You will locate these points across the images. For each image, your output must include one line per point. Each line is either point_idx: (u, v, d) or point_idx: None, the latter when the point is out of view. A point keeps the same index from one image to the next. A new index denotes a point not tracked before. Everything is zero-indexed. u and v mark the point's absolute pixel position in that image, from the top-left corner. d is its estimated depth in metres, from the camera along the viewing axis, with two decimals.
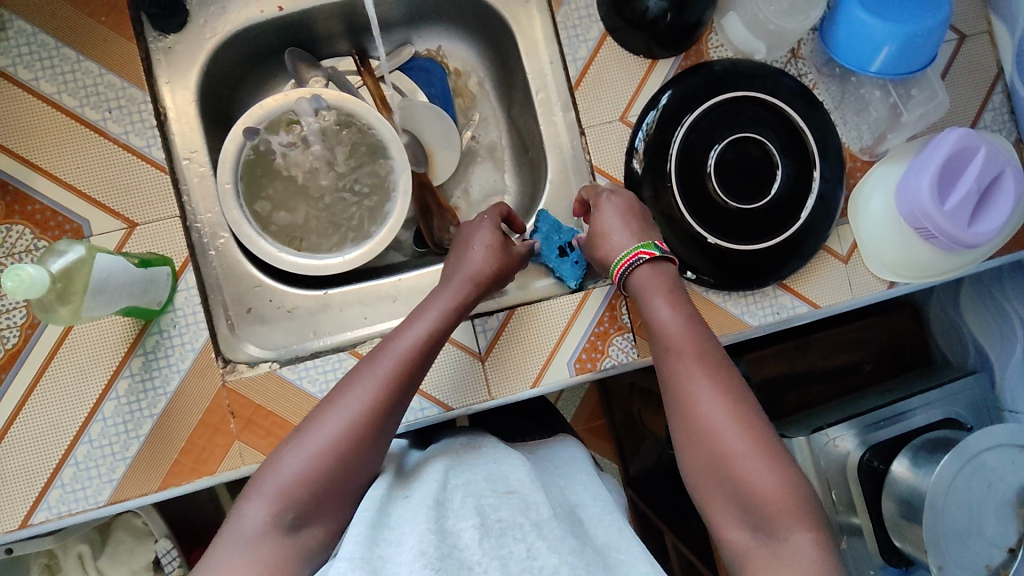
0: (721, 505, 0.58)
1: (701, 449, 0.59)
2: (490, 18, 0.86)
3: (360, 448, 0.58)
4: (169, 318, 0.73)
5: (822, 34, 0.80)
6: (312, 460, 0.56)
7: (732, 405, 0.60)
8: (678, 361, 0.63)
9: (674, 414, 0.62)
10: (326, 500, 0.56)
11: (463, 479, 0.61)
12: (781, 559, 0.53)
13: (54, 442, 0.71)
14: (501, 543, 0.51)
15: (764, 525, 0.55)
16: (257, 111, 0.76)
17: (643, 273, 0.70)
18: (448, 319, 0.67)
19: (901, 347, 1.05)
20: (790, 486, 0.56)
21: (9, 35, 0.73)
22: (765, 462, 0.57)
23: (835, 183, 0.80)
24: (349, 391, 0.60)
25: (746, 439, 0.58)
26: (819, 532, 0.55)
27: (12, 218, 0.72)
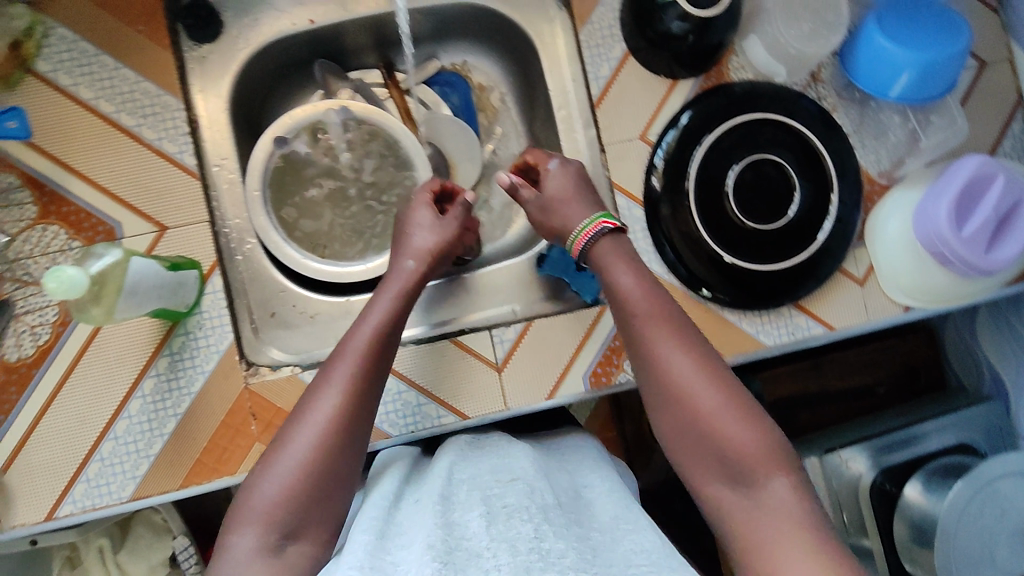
0: (701, 465, 0.59)
1: (676, 415, 0.60)
2: (515, 35, 0.88)
3: (334, 456, 0.58)
4: (195, 320, 0.76)
5: (843, 58, 0.81)
6: (288, 479, 0.56)
7: (702, 363, 0.61)
8: (645, 325, 0.64)
9: (650, 388, 0.63)
10: (311, 514, 0.57)
11: (468, 474, 0.63)
12: (764, 508, 0.54)
13: (81, 437, 0.73)
14: (506, 525, 0.52)
15: (744, 476, 0.56)
16: (286, 121, 0.78)
17: (606, 244, 0.70)
18: (398, 309, 0.68)
19: (915, 369, 1.06)
20: (765, 437, 0.57)
21: (51, 42, 0.75)
22: (739, 417, 0.58)
23: (852, 206, 0.81)
24: (312, 405, 0.60)
25: (717, 393, 0.59)
26: (797, 475, 0.56)
27: (48, 219, 0.75)
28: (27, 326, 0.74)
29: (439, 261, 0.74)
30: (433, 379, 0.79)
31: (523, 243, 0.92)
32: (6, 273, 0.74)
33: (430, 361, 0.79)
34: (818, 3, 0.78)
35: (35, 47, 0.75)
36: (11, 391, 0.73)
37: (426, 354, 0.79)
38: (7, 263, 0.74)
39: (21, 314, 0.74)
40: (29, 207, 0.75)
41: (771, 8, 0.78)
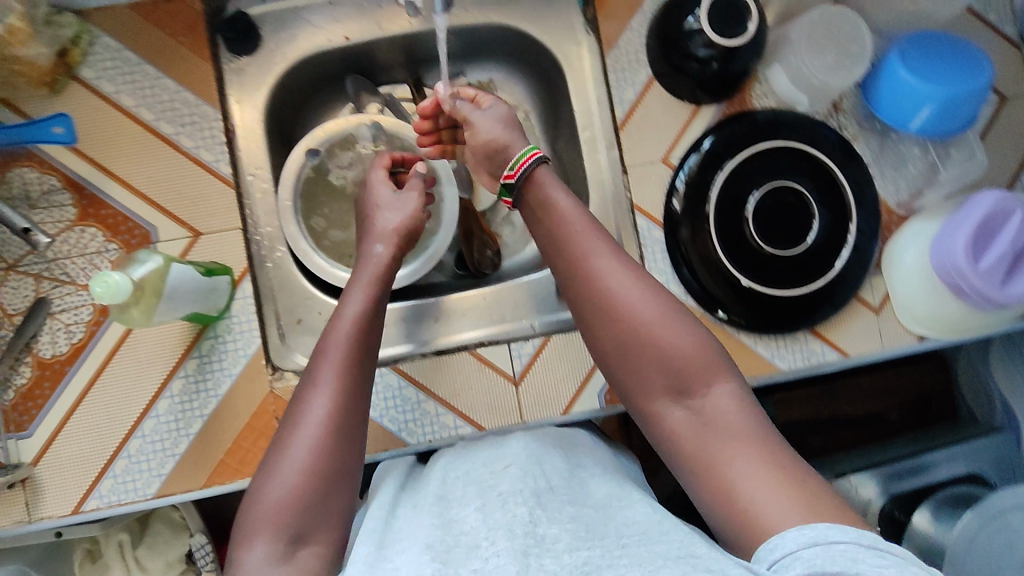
0: (641, 379, 0.60)
1: (617, 332, 0.60)
2: (543, 57, 0.90)
3: (336, 455, 0.58)
4: (225, 324, 0.78)
5: (865, 90, 0.83)
6: (292, 484, 0.56)
7: (642, 281, 0.61)
8: (582, 247, 0.63)
9: (589, 308, 0.62)
10: (318, 515, 0.56)
11: (461, 470, 0.65)
12: (709, 412, 0.56)
13: (111, 434, 0.76)
14: (501, 509, 0.54)
15: (686, 385, 0.58)
16: (320, 134, 0.83)
17: (543, 173, 0.68)
18: (376, 296, 0.68)
19: (928, 398, 1.07)
20: (703, 344, 0.59)
21: (95, 50, 0.77)
22: (679, 327, 0.59)
23: (870, 235, 0.83)
24: (304, 408, 0.60)
25: (657, 306, 0.60)
26: (733, 378, 0.59)
27: (87, 221, 0.76)
28: (63, 324, 0.76)
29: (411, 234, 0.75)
30: (451, 390, 0.80)
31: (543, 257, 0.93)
32: (44, 273, 0.76)
33: (450, 372, 0.81)
34: (844, 34, 0.78)
35: (80, 54, 0.76)
36: (45, 387, 0.76)
37: (446, 364, 0.81)
38: (45, 262, 0.76)
39: (57, 312, 0.76)
40: (69, 208, 0.76)
41: (797, 39, 0.78)
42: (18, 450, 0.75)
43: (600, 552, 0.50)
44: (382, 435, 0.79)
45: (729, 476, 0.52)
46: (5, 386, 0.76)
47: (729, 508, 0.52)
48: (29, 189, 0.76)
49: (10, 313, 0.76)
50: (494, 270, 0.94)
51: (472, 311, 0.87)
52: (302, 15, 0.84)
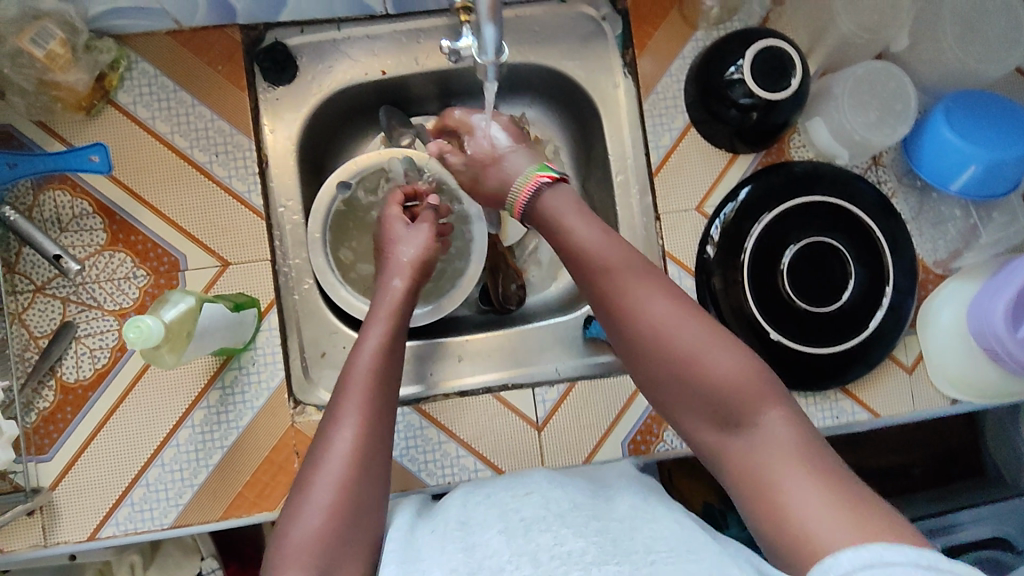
0: (690, 410, 0.56)
1: (656, 360, 0.56)
2: (579, 97, 0.89)
3: (362, 491, 0.56)
4: (249, 355, 0.77)
5: (905, 147, 0.82)
6: (317, 523, 0.54)
7: (681, 305, 0.57)
8: (612, 275, 0.59)
9: (625, 335, 0.58)
10: (345, 554, 0.54)
11: (485, 492, 0.61)
12: (761, 442, 0.52)
13: (131, 461, 0.75)
14: (526, 537, 0.52)
15: (735, 416, 0.53)
16: (352, 166, 0.83)
17: (546, 197, 0.66)
18: (395, 327, 0.67)
19: (954, 456, 1.05)
20: (752, 368, 0.54)
21: (132, 75, 0.77)
22: (722, 351, 0.55)
23: (906, 294, 0.81)
24: (326, 446, 0.57)
25: (698, 330, 0.56)
26: (787, 403, 0.54)
27: (117, 246, 0.76)
28: (87, 349, 0.75)
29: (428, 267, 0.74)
30: (473, 432, 0.79)
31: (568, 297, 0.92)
32: (71, 296, 0.75)
33: (473, 413, 0.80)
34: (889, 91, 0.77)
35: (117, 79, 0.76)
36: (66, 411, 0.75)
37: (469, 406, 0.80)
38: (73, 285, 0.76)
39: (82, 337, 0.75)
40: (99, 233, 0.76)
41: (839, 94, 0.77)
42: (38, 473, 0.74)
43: (628, 568, 0.49)
44: (402, 475, 0.78)
45: (785, 507, 0.48)
46: (26, 409, 0.75)
47: (786, 545, 0.48)
48: (60, 213, 0.75)
49: (35, 336, 0.75)
50: (519, 306, 0.92)
51: (497, 351, 0.87)
52: (340, 47, 0.84)
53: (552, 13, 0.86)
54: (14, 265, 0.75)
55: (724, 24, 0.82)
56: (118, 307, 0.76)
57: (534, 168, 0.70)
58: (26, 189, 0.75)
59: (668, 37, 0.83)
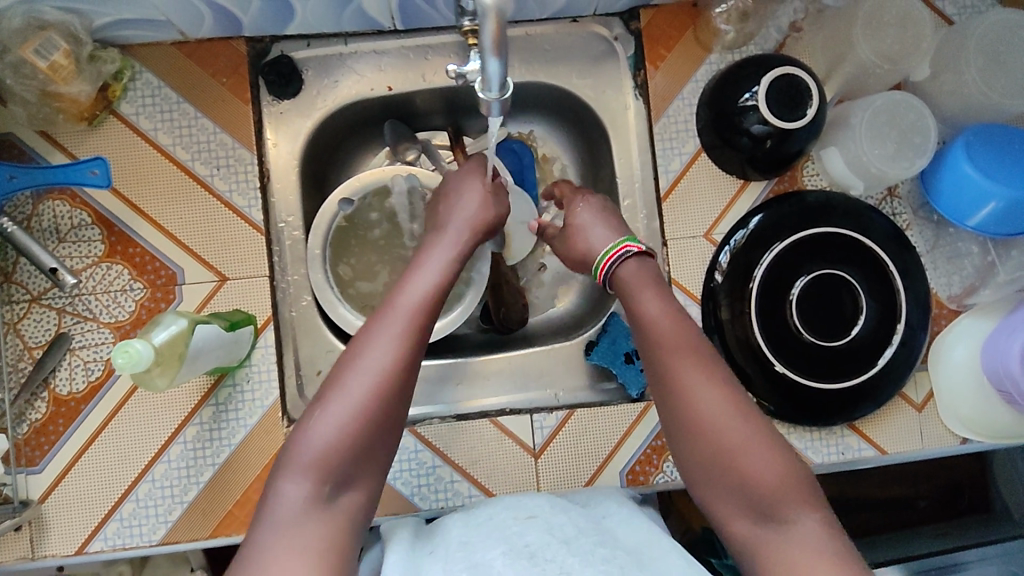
0: (724, 500, 0.56)
1: (700, 446, 0.57)
2: (588, 117, 0.88)
3: (389, 407, 0.53)
4: (243, 372, 0.76)
5: (923, 178, 0.80)
6: (342, 426, 0.52)
7: (733, 397, 0.57)
8: (673, 354, 0.60)
9: (671, 415, 0.59)
10: (359, 466, 0.53)
11: (485, 514, 0.61)
12: (795, 543, 0.52)
13: (121, 476, 0.74)
14: (532, 563, 0.52)
15: (770, 511, 0.54)
16: (355, 182, 0.82)
17: (630, 267, 0.67)
18: (450, 264, 0.64)
19: (960, 488, 1.02)
20: (794, 470, 0.55)
21: (135, 85, 0.76)
22: (767, 449, 0.55)
23: (918, 329, 0.79)
24: (363, 353, 0.55)
25: (747, 425, 0.56)
26: (823, 510, 0.54)
27: (114, 258, 0.75)
28: (81, 361, 0.74)
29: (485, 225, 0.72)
30: (469, 457, 0.78)
31: (570, 320, 0.91)
32: (67, 307, 0.75)
33: (469, 438, 0.78)
34: (907, 123, 0.75)
35: (120, 90, 0.75)
36: (58, 424, 0.74)
37: (465, 430, 0.78)
38: (69, 297, 0.75)
39: (77, 348, 0.75)
40: (97, 244, 0.75)
41: (857, 124, 0.75)
42: (27, 485, 0.74)
43: None
44: (394, 498, 0.77)
45: None
46: (18, 420, 0.74)
47: None
48: (59, 223, 0.75)
49: (30, 347, 0.74)
50: (520, 326, 0.91)
51: (496, 374, 0.85)
52: (347, 61, 0.83)
53: (563, 32, 0.84)
54: (11, 275, 0.74)
55: (740, 49, 0.81)
56: (113, 319, 0.75)
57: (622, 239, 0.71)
58: (25, 199, 0.74)
59: (681, 59, 0.81)
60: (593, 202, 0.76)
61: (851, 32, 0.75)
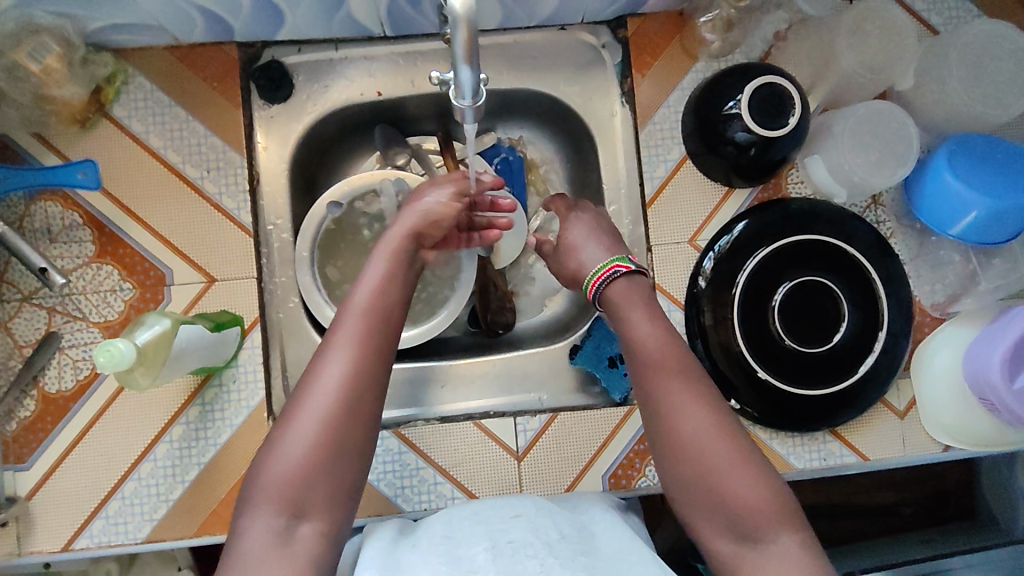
0: (706, 519, 0.55)
1: (683, 465, 0.56)
2: (575, 123, 0.89)
3: (347, 430, 0.53)
4: (230, 372, 0.77)
5: (906, 187, 0.80)
6: (297, 457, 0.52)
7: (717, 416, 0.57)
8: (659, 375, 0.59)
9: (655, 435, 0.59)
10: (323, 493, 0.52)
11: (468, 511, 0.62)
12: (772, 565, 0.51)
13: (107, 474, 0.75)
14: (513, 560, 0.52)
15: (750, 532, 0.53)
16: (344, 186, 0.82)
17: (619, 287, 0.66)
18: (397, 265, 0.63)
19: (945, 496, 1.02)
20: (775, 492, 0.54)
21: (128, 89, 0.77)
22: (747, 470, 0.54)
23: (900, 337, 0.79)
24: (314, 377, 0.55)
25: (728, 447, 0.55)
26: (804, 531, 0.53)
27: (104, 258, 0.76)
28: (70, 360, 0.75)
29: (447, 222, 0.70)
30: (453, 459, 0.78)
31: (556, 324, 0.92)
32: (57, 306, 0.76)
33: (453, 440, 0.79)
34: (890, 132, 0.75)
35: (113, 93, 0.77)
36: (47, 421, 0.75)
37: (450, 432, 0.79)
38: (60, 296, 0.76)
39: (66, 348, 0.76)
40: (88, 244, 0.76)
41: (840, 133, 0.76)
42: (15, 482, 0.74)
43: None
44: (378, 499, 0.77)
45: None
46: (8, 417, 0.75)
47: None
48: (51, 224, 0.76)
49: (21, 345, 0.75)
50: (507, 330, 0.91)
51: (483, 376, 0.86)
52: (338, 67, 0.84)
53: (551, 39, 0.85)
54: (3, 274, 0.75)
55: (725, 57, 0.81)
56: (103, 319, 0.76)
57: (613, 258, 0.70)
58: (18, 199, 0.75)
59: (667, 67, 0.82)
60: (587, 217, 0.75)
61: (835, 42, 0.76)
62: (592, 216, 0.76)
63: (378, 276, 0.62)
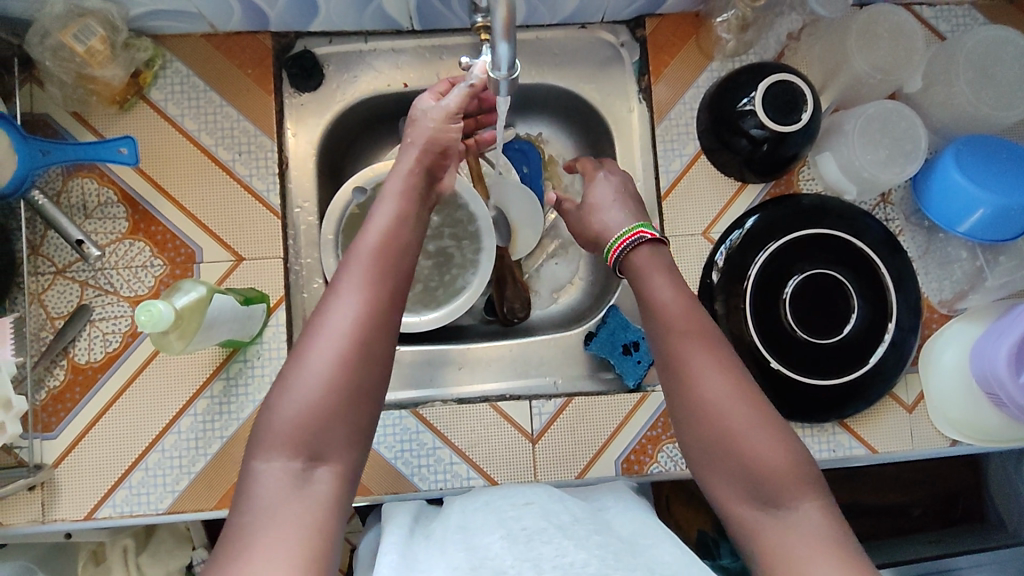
0: (726, 483, 0.57)
1: (705, 430, 0.58)
2: (594, 118, 0.92)
3: (362, 366, 0.54)
4: (255, 349, 0.79)
5: (915, 185, 0.83)
6: (311, 398, 0.52)
7: (736, 381, 0.59)
8: (682, 340, 0.61)
9: (675, 402, 0.60)
10: (337, 435, 0.53)
11: (485, 501, 0.63)
12: (794, 528, 0.52)
13: (132, 445, 0.77)
14: (528, 545, 0.53)
15: (772, 497, 0.54)
16: (368, 173, 0.84)
17: (644, 254, 0.69)
18: (407, 205, 0.65)
19: (954, 498, 1.03)
20: (797, 457, 0.56)
21: (166, 73, 0.80)
22: (767, 435, 0.56)
23: (908, 332, 0.81)
24: (323, 318, 0.55)
25: (749, 413, 0.57)
26: (825, 497, 0.55)
27: (137, 235, 0.79)
28: (100, 332, 0.78)
29: (450, 147, 0.71)
30: (468, 439, 0.80)
31: (571, 313, 0.93)
32: (90, 280, 0.78)
33: (469, 421, 0.80)
34: (899, 130, 0.78)
35: (151, 76, 0.80)
36: (75, 391, 0.77)
37: (466, 414, 0.80)
38: (93, 270, 0.78)
39: (96, 320, 0.78)
40: (122, 221, 0.79)
41: (850, 130, 0.78)
42: (42, 450, 0.76)
43: None
44: (394, 477, 0.79)
45: None
46: (37, 386, 0.77)
47: None
48: (87, 200, 0.78)
49: (52, 316, 0.77)
50: (523, 318, 0.92)
51: (498, 362, 0.88)
52: (366, 59, 0.87)
53: (572, 37, 0.89)
54: (39, 247, 0.78)
55: (740, 57, 0.85)
56: (134, 294, 0.78)
57: (635, 226, 0.73)
58: (56, 175, 0.78)
59: (684, 66, 0.85)
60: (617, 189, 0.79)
61: (845, 44, 0.79)
62: (619, 178, 0.80)
63: (386, 215, 0.63)
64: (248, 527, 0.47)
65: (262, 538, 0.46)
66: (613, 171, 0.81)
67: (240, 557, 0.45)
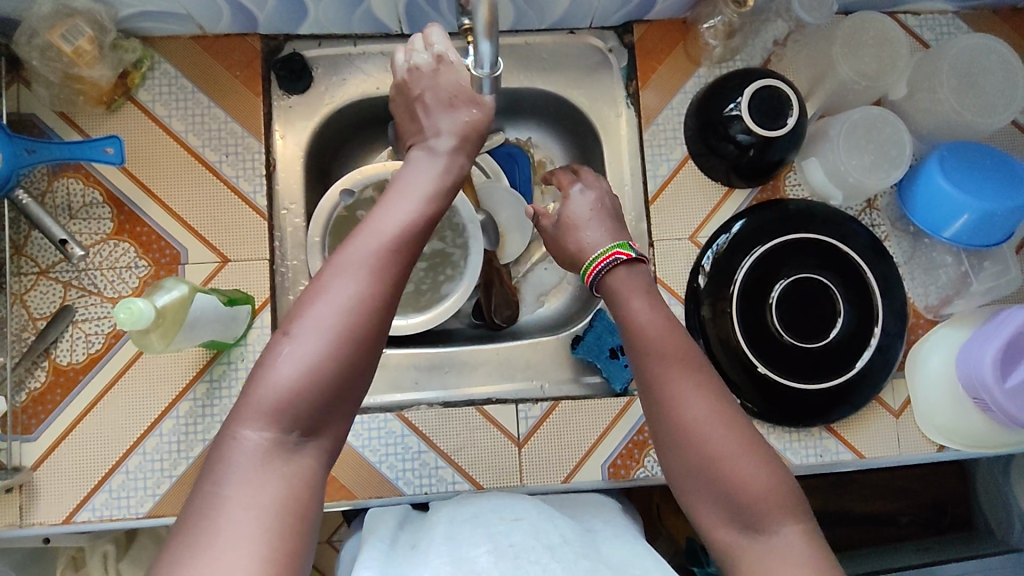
0: (709, 506, 0.56)
1: (688, 451, 0.57)
2: (582, 123, 0.92)
3: (367, 338, 0.52)
4: (239, 351, 0.79)
5: (900, 192, 0.83)
6: (309, 368, 0.50)
7: (718, 402, 0.58)
8: (661, 363, 0.60)
9: (656, 420, 0.60)
10: (333, 407, 0.52)
11: (469, 515, 0.63)
12: (774, 557, 0.52)
13: (112, 447, 0.76)
14: (516, 563, 0.52)
15: (754, 522, 0.54)
16: (356, 176, 0.84)
17: (620, 275, 0.69)
18: (434, 183, 0.62)
19: (943, 505, 1.03)
20: (778, 481, 0.55)
21: (153, 75, 0.80)
22: (750, 459, 0.56)
23: (894, 337, 0.81)
24: (333, 283, 0.52)
25: (732, 436, 0.57)
26: (805, 522, 0.54)
27: (121, 235, 0.78)
28: (82, 333, 0.77)
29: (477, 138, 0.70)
30: (454, 443, 0.79)
31: (559, 318, 0.93)
32: (73, 281, 0.77)
33: (454, 425, 0.80)
34: (884, 137, 0.78)
35: (139, 77, 0.80)
36: (56, 393, 0.76)
37: (453, 418, 0.80)
38: (75, 271, 0.77)
39: (79, 321, 0.77)
40: (107, 222, 0.78)
41: (835, 136, 0.79)
42: (21, 453, 0.75)
43: None
44: (378, 481, 0.78)
45: None
46: (18, 388, 0.76)
47: None
48: (72, 200, 0.78)
49: (35, 317, 0.77)
50: (510, 323, 0.92)
51: (484, 366, 0.88)
52: (355, 62, 0.88)
53: (560, 42, 0.90)
54: (22, 247, 0.77)
55: (727, 63, 0.85)
56: (117, 294, 0.77)
57: (612, 245, 0.72)
58: (42, 175, 0.78)
59: (672, 71, 0.86)
60: (605, 195, 0.79)
61: (831, 51, 0.80)
62: (609, 194, 0.80)
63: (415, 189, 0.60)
64: (219, 503, 0.46)
65: (239, 519, 0.45)
66: (594, 183, 0.80)
67: (208, 544, 0.44)
